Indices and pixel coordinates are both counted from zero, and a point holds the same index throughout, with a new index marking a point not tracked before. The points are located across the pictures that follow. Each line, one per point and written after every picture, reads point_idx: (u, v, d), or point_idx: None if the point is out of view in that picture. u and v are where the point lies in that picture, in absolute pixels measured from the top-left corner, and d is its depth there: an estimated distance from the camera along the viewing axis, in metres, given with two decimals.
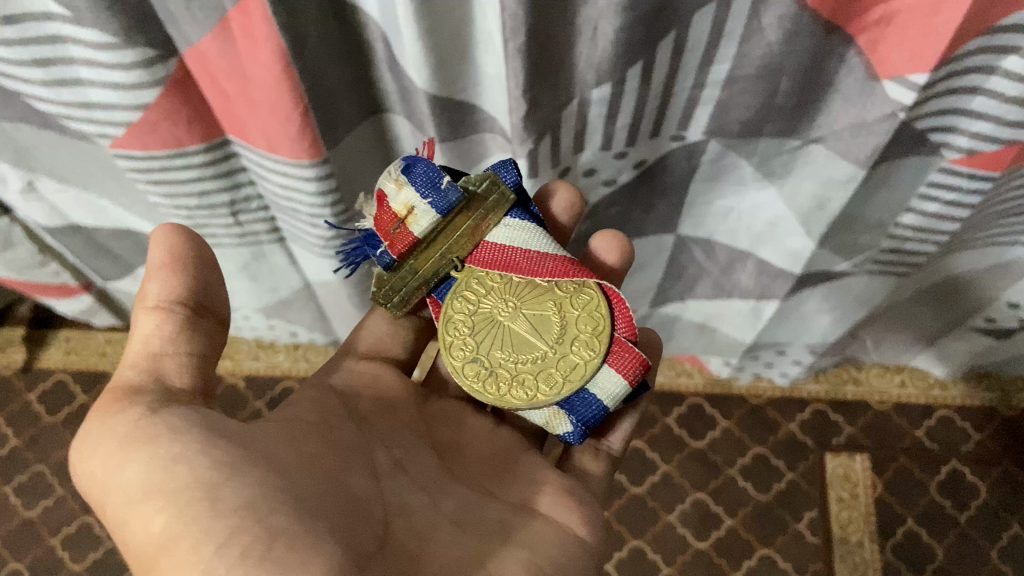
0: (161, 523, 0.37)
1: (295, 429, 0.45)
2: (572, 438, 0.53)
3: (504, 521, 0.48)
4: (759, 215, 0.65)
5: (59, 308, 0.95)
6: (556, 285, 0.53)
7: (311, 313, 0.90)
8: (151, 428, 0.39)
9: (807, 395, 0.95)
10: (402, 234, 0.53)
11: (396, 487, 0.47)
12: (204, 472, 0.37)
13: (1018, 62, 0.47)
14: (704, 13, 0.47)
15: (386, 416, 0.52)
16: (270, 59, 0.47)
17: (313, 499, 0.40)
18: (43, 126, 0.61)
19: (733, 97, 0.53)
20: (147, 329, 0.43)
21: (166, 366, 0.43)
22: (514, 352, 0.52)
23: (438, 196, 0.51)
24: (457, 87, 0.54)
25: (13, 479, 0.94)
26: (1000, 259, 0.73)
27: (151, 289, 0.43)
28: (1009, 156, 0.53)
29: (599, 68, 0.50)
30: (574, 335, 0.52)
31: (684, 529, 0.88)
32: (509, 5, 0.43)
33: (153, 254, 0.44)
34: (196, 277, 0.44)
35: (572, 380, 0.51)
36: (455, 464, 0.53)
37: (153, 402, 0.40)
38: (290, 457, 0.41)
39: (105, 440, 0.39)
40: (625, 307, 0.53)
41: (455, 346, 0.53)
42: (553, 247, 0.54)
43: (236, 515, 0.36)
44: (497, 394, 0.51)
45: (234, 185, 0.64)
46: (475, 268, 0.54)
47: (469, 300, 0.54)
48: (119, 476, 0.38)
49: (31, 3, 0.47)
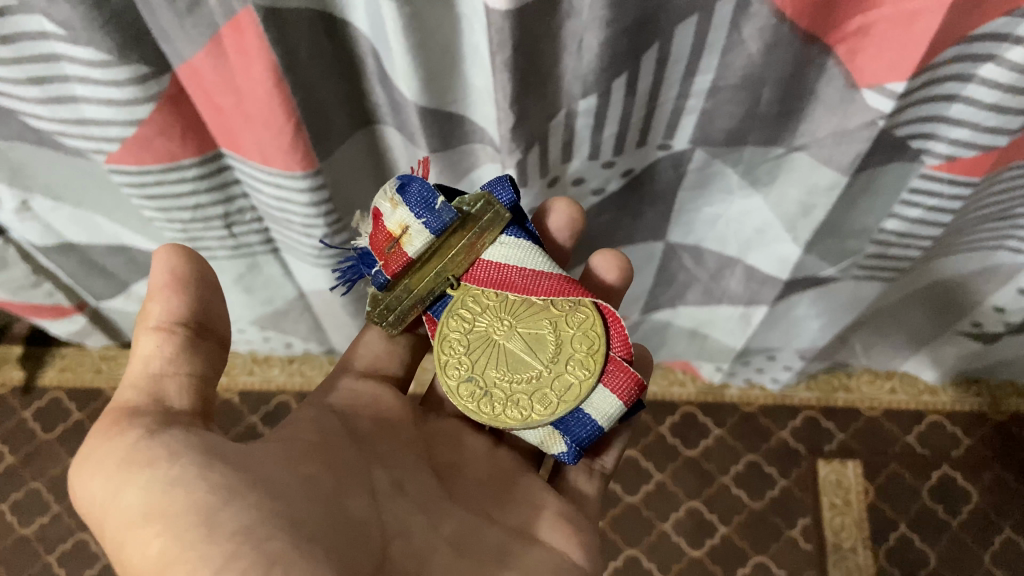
0: (159, 546, 0.37)
1: (295, 450, 0.45)
2: (566, 458, 0.54)
3: (503, 546, 0.49)
4: (747, 223, 0.66)
5: (53, 328, 0.95)
6: (552, 303, 0.54)
7: (305, 324, 0.90)
8: (149, 450, 0.39)
9: (798, 402, 0.96)
10: (397, 254, 0.53)
11: (395, 507, 0.47)
12: (201, 497, 0.38)
13: (994, 70, 0.48)
14: (687, 25, 0.48)
15: (385, 436, 0.53)
16: (263, 73, 0.48)
17: (311, 524, 0.40)
18: (38, 143, 0.62)
19: (718, 106, 0.55)
20: (147, 350, 0.44)
21: (166, 388, 0.43)
22: (510, 371, 0.53)
23: (433, 216, 0.52)
24: (447, 100, 0.55)
25: (9, 496, 0.94)
26: (985, 263, 0.74)
27: (152, 309, 0.44)
28: (988, 162, 0.54)
29: (585, 80, 0.51)
30: (569, 354, 0.53)
31: (679, 537, 0.88)
32: (495, 20, 0.44)
33: (154, 275, 0.45)
34: (197, 297, 0.45)
35: (567, 401, 0.52)
36: (453, 484, 0.53)
37: (151, 424, 0.41)
38: (289, 478, 0.42)
39: (104, 463, 0.40)
40: (620, 326, 0.54)
41: (450, 365, 0.53)
42: (548, 264, 0.55)
43: (233, 541, 0.37)
44: (491, 414, 0.52)
45: (229, 198, 0.65)
46: (470, 286, 0.55)
47: (465, 318, 0.54)
48: (118, 498, 0.39)
49: (27, 23, 0.48)
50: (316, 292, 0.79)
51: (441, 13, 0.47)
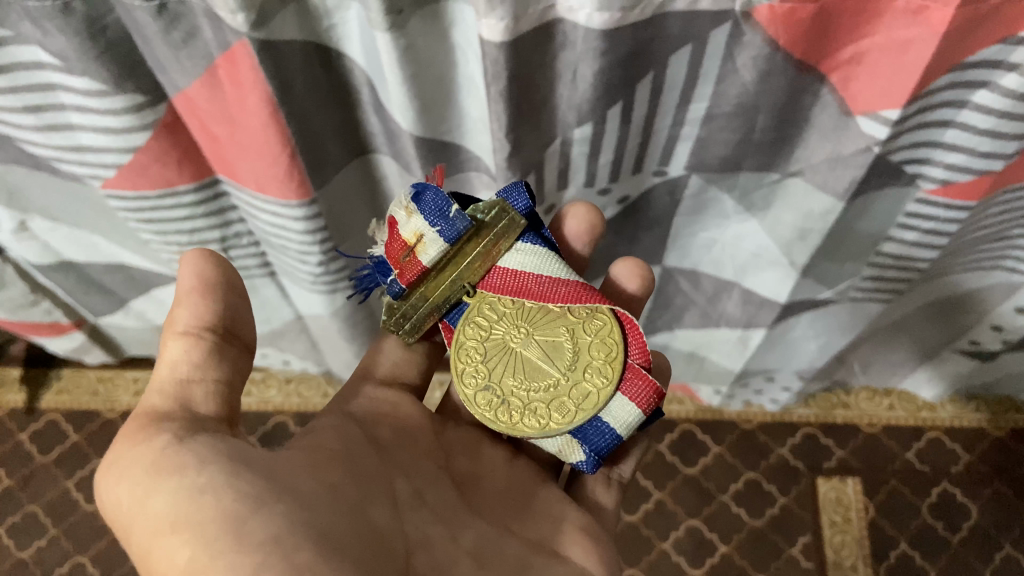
0: (186, 555, 0.37)
1: (318, 457, 0.44)
2: (585, 467, 0.53)
3: (524, 559, 0.49)
4: (743, 247, 0.66)
5: (51, 347, 0.94)
6: (568, 311, 0.53)
7: (303, 345, 0.90)
8: (177, 458, 0.39)
9: (797, 419, 0.96)
10: (411, 263, 0.52)
11: (416, 518, 0.46)
12: (230, 505, 0.37)
13: (988, 96, 0.48)
14: (680, 55, 0.48)
15: (406, 444, 0.52)
16: (258, 103, 0.49)
17: (337, 534, 0.39)
18: (35, 168, 0.62)
19: (712, 133, 0.55)
20: (174, 355, 0.44)
21: (193, 394, 0.43)
22: (527, 380, 0.52)
23: (447, 224, 0.50)
24: (442, 129, 0.55)
25: (7, 520, 0.94)
26: (981, 284, 0.74)
27: (180, 314, 0.44)
28: (985, 186, 0.54)
29: (579, 109, 0.51)
30: (586, 362, 0.52)
31: (679, 556, 0.88)
32: (489, 51, 0.44)
33: (184, 280, 0.45)
34: (224, 304, 0.45)
35: (585, 409, 0.51)
36: (472, 494, 0.53)
37: (178, 430, 0.41)
38: (314, 487, 0.41)
39: (133, 468, 0.40)
40: (638, 333, 0.53)
41: (467, 373, 0.52)
42: (565, 271, 0.54)
43: (261, 551, 0.36)
44: (509, 422, 0.51)
45: (225, 222, 0.65)
46: (487, 293, 0.54)
47: (482, 326, 0.53)
48: (146, 505, 0.39)
49: (22, 54, 0.48)
50: (313, 316, 0.78)
51: (436, 45, 0.48)
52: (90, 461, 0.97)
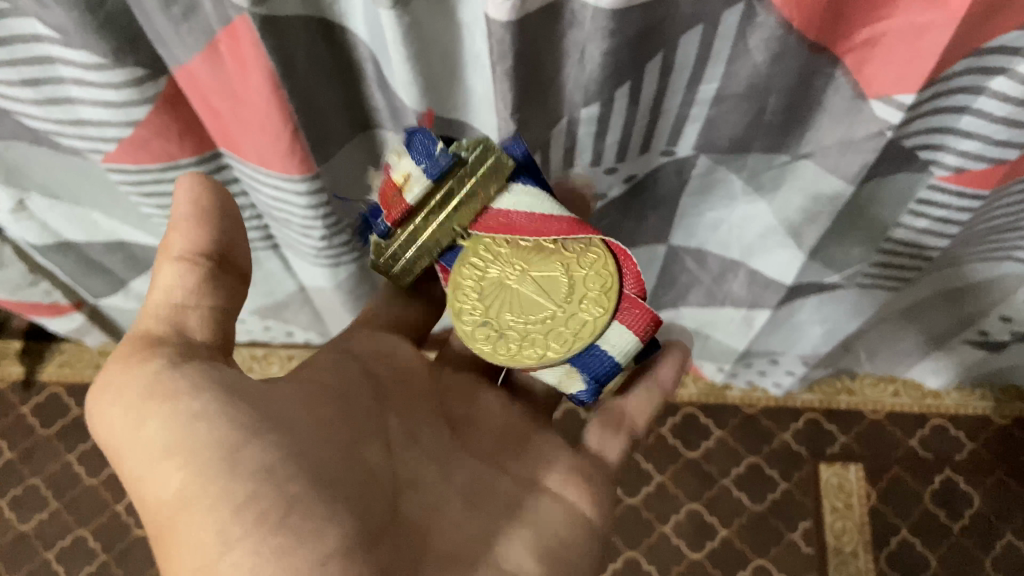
0: (180, 481, 0.37)
1: (311, 392, 0.44)
2: (585, 397, 0.52)
3: (510, 498, 0.50)
4: (750, 228, 0.65)
5: (52, 326, 0.94)
6: (562, 246, 0.51)
7: (306, 316, 0.90)
8: (170, 383, 0.38)
9: (801, 404, 0.95)
10: (398, 201, 0.49)
11: (405, 457, 0.47)
12: (225, 434, 0.37)
13: (1005, 83, 0.47)
14: (691, 34, 0.47)
15: (399, 382, 0.52)
16: (260, 81, 0.48)
17: (329, 471, 0.40)
18: (34, 143, 0.61)
19: (722, 115, 0.54)
20: (169, 280, 0.42)
21: (188, 320, 0.42)
22: (524, 313, 0.50)
23: (433, 163, 0.48)
24: (447, 106, 0.54)
25: (8, 492, 0.94)
26: (992, 273, 0.73)
27: (174, 240, 0.43)
28: (1000, 174, 0.53)
29: (587, 88, 0.50)
30: (582, 293, 0.50)
31: (679, 540, 0.88)
32: (496, 30, 0.43)
33: (177, 205, 0.43)
34: (219, 231, 0.44)
35: (583, 338, 0.49)
36: (462, 431, 0.53)
37: (172, 355, 0.40)
38: (309, 423, 0.41)
39: (126, 392, 0.39)
40: (631, 264, 0.51)
41: (465, 312, 0.51)
42: (555, 208, 0.52)
43: (255, 480, 0.37)
44: (508, 355, 0.50)
45: (227, 195, 0.64)
46: (480, 235, 0.51)
47: (476, 265, 0.51)
48: (138, 430, 0.38)
49: (21, 26, 0.47)
50: (316, 289, 0.78)
51: (441, 21, 0.47)
52: (92, 435, 0.97)
